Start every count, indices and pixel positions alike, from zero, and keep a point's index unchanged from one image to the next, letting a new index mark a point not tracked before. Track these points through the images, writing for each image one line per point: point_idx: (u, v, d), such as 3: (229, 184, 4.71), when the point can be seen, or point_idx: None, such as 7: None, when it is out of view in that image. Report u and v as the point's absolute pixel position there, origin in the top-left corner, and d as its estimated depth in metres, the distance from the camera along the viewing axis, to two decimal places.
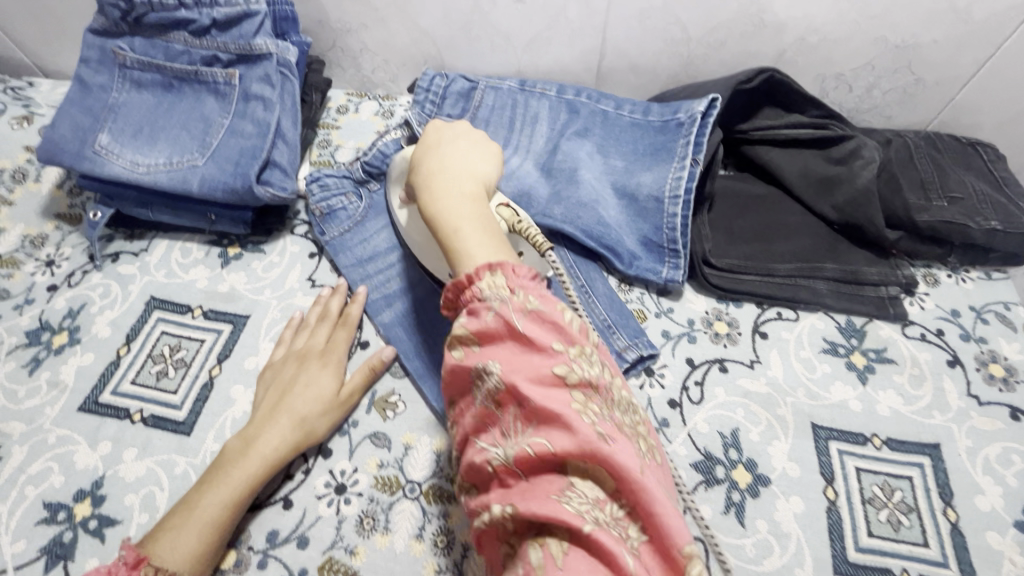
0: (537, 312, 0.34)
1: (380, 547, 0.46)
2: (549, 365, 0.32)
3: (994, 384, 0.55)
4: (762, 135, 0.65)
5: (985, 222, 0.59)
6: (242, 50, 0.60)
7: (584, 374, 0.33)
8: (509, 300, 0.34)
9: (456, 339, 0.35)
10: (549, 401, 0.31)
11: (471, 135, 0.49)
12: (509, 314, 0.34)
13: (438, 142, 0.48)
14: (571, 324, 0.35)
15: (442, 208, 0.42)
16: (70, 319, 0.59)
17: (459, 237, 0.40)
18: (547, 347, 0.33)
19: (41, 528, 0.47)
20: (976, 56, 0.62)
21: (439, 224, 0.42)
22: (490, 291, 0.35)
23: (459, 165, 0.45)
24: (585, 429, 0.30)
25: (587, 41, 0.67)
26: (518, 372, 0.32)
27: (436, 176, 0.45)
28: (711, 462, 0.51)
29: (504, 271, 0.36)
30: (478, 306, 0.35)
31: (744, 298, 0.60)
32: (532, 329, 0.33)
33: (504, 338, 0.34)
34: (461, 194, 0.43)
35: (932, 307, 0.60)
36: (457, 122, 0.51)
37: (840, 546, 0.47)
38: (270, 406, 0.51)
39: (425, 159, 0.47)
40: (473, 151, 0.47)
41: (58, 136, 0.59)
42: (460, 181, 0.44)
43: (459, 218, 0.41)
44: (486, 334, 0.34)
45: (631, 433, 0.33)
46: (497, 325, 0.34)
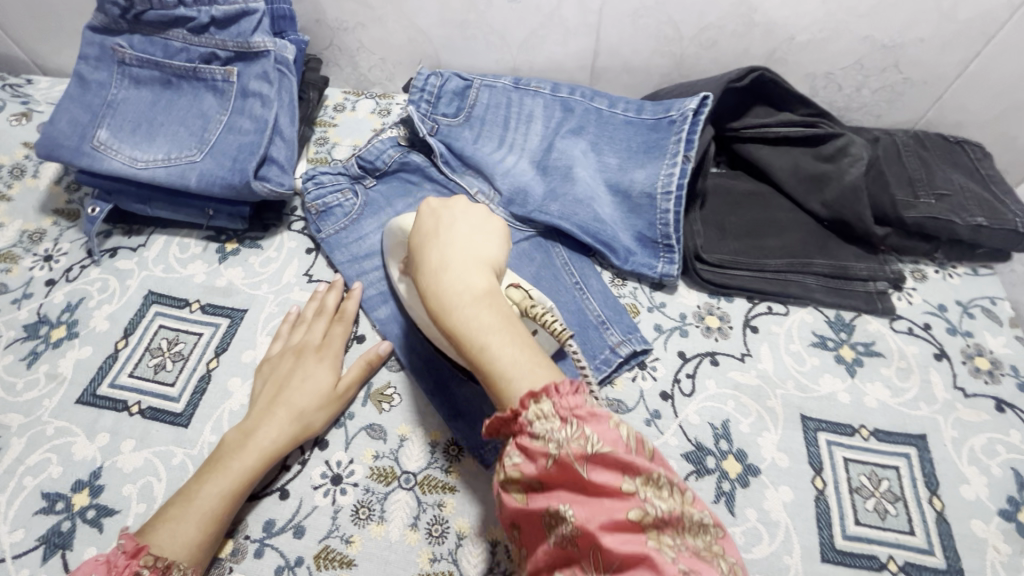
0: (598, 449, 0.32)
1: (376, 536, 0.47)
2: (621, 507, 0.32)
3: (980, 377, 0.56)
4: (752, 134, 0.66)
5: (971, 217, 0.60)
6: (240, 47, 0.60)
7: (658, 508, 0.32)
8: (566, 439, 0.33)
9: (516, 481, 0.35)
10: (628, 546, 0.31)
11: (471, 216, 0.45)
12: (570, 460, 0.33)
13: (436, 230, 0.44)
14: (633, 449, 0.33)
15: (463, 319, 0.38)
16: (68, 313, 0.59)
17: (493, 355, 0.37)
18: (615, 487, 0.32)
19: (39, 518, 0.47)
20: (962, 56, 0.63)
21: (462, 337, 0.38)
22: (541, 427, 0.34)
23: (467, 257, 0.42)
24: (670, 571, 0.30)
25: (580, 40, 0.68)
26: (590, 518, 0.32)
27: (444, 274, 0.41)
28: (702, 453, 0.51)
29: (552, 398, 0.34)
30: (533, 449, 0.34)
31: (735, 293, 0.61)
32: (596, 467, 0.32)
33: (568, 480, 0.33)
34: (480, 297, 0.39)
35: (919, 301, 0.61)
36: (452, 199, 0.47)
37: (828, 534, 0.47)
38: (268, 399, 0.51)
39: (423, 253, 0.43)
40: (476, 237, 0.44)
41: (57, 131, 0.60)
42: (474, 279, 0.40)
43: (484, 330, 0.37)
44: (548, 479, 0.34)
45: (713, 559, 0.32)
46: (557, 467, 0.33)
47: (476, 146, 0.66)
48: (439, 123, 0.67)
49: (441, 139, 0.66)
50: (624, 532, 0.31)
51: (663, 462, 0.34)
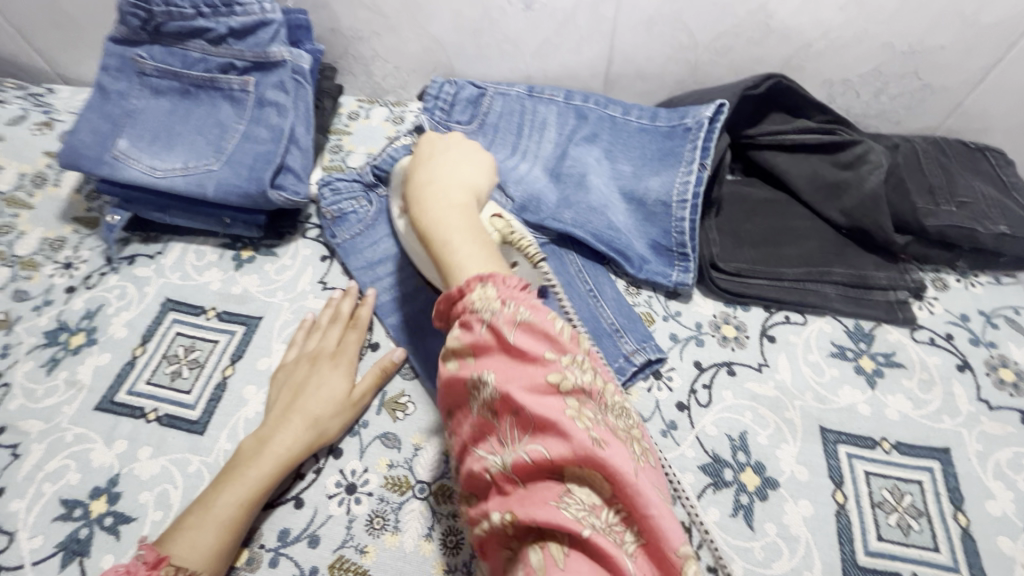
0: (529, 323, 0.35)
1: (390, 546, 0.47)
2: (542, 374, 0.34)
3: (1004, 389, 0.54)
4: (768, 141, 0.65)
5: (993, 226, 0.59)
6: (257, 57, 0.61)
7: (577, 382, 0.34)
8: (501, 312, 0.35)
9: (452, 351, 0.37)
10: (543, 409, 0.33)
11: (463, 147, 0.50)
12: (501, 328, 0.35)
13: (431, 152, 0.49)
14: (564, 333, 0.36)
15: (433, 220, 0.43)
16: (87, 320, 0.60)
17: (451, 250, 0.41)
18: (540, 356, 0.34)
19: (58, 524, 0.48)
20: (984, 61, 0.62)
21: (431, 237, 0.43)
22: (481, 304, 0.36)
23: (452, 177, 0.46)
24: (579, 436, 0.32)
25: (594, 47, 0.68)
26: (512, 382, 0.34)
27: (428, 187, 0.46)
28: (720, 465, 0.51)
29: (495, 282, 0.37)
30: (472, 320, 0.36)
31: (752, 302, 0.60)
32: (524, 338, 0.35)
33: (497, 348, 0.35)
34: (453, 207, 0.44)
35: (941, 311, 0.60)
36: (451, 134, 0.52)
37: (850, 550, 0.47)
38: (284, 406, 0.51)
39: (417, 169, 0.49)
40: (464, 162, 0.49)
41: (79, 141, 0.60)
42: (453, 193, 0.45)
43: (451, 231, 0.42)
44: (480, 348, 0.36)
45: (624, 436, 0.34)
46: (489, 338, 0.35)
47: (490, 153, 0.66)
48: (453, 131, 0.67)
49: None
50: (542, 398, 0.33)
51: (592, 353, 0.37)
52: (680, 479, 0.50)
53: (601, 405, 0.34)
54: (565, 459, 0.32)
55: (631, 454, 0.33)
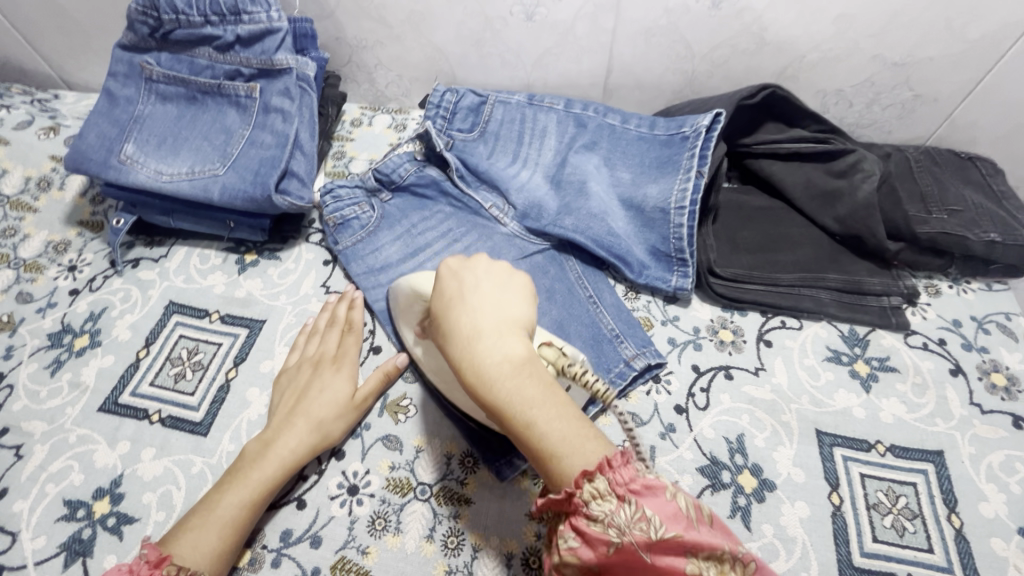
0: (658, 530, 0.29)
1: (392, 547, 0.47)
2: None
3: (996, 393, 0.55)
4: (764, 149, 0.67)
5: (984, 233, 0.60)
6: (263, 64, 0.62)
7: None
8: (622, 520, 0.30)
9: (571, 560, 0.33)
10: None
11: (493, 274, 0.41)
12: (629, 542, 0.30)
13: (457, 293, 0.40)
14: (693, 519, 0.30)
15: (503, 390, 0.34)
16: (91, 322, 0.60)
17: (541, 432, 0.33)
18: (679, 567, 0.29)
19: (61, 525, 0.48)
20: (972, 73, 0.64)
21: (509, 415, 0.34)
22: (596, 511, 0.31)
23: (502, 321, 0.37)
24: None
25: (594, 58, 0.69)
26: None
27: (477, 343, 0.36)
28: (718, 467, 0.51)
29: (605, 474, 0.31)
30: (589, 532, 0.31)
31: (748, 307, 0.61)
32: (657, 549, 0.29)
33: (631, 564, 0.30)
34: (522, 366, 0.35)
35: (934, 317, 0.61)
36: (472, 258, 0.42)
37: (846, 551, 0.47)
38: (287, 410, 0.52)
39: (446, 317, 0.39)
40: (504, 296, 0.39)
41: (86, 145, 0.61)
42: (512, 344, 0.36)
43: (530, 401, 0.34)
44: (608, 563, 0.31)
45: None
46: (617, 552, 0.30)
47: (491, 160, 0.67)
48: (455, 138, 0.68)
49: (456, 154, 0.67)
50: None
51: (725, 529, 0.31)
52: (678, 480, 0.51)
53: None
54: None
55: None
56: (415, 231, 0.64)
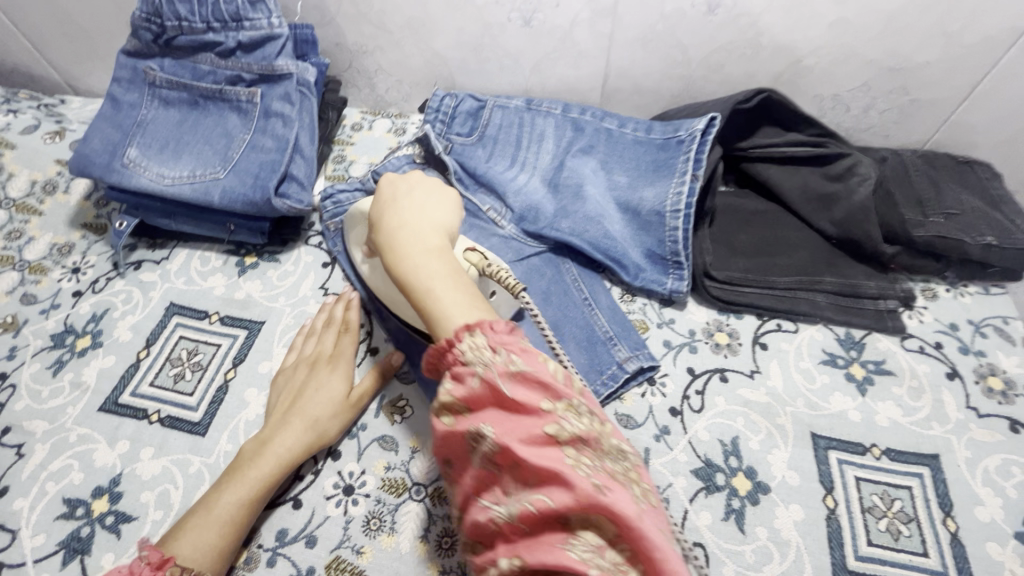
0: (522, 372, 0.34)
1: (386, 547, 0.47)
2: (538, 424, 0.33)
3: (993, 397, 0.55)
4: (760, 154, 0.67)
5: (981, 237, 0.60)
6: (264, 69, 0.63)
7: (573, 426, 0.33)
8: (491, 362, 0.35)
9: (447, 406, 0.37)
10: (542, 459, 0.32)
11: (424, 184, 0.49)
12: (493, 378, 0.34)
13: (391, 197, 0.48)
14: (559, 376, 0.35)
15: (412, 268, 0.42)
16: (93, 323, 0.61)
17: (436, 300, 0.40)
18: (535, 405, 0.34)
19: (60, 523, 0.49)
20: (969, 78, 0.64)
21: (413, 287, 0.41)
22: (472, 354, 0.36)
23: (424, 218, 0.45)
24: (582, 485, 0.31)
25: (591, 63, 0.70)
26: (508, 434, 0.34)
27: (399, 233, 0.44)
28: (712, 470, 0.51)
29: (486, 331, 0.36)
30: (463, 372, 0.36)
31: (744, 310, 0.61)
32: (518, 389, 0.34)
33: (494, 400, 0.35)
34: (431, 251, 0.43)
35: (930, 320, 0.61)
36: (411, 172, 0.51)
37: (840, 554, 0.47)
38: (284, 409, 0.52)
39: (379, 215, 0.47)
40: (431, 201, 0.47)
41: (90, 149, 0.62)
42: (427, 236, 0.44)
43: (431, 278, 0.41)
44: (475, 400, 0.36)
45: (627, 481, 0.33)
46: (483, 388, 0.35)
47: (489, 164, 0.68)
48: (454, 142, 0.69)
49: (455, 158, 0.68)
50: (542, 449, 0.33)
51: (589, 395, 0.36)
52: (673, 482, 0.51)
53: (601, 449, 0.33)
54: (568, 510, 0.31)
55: (637, 500, 0.32)
56: None
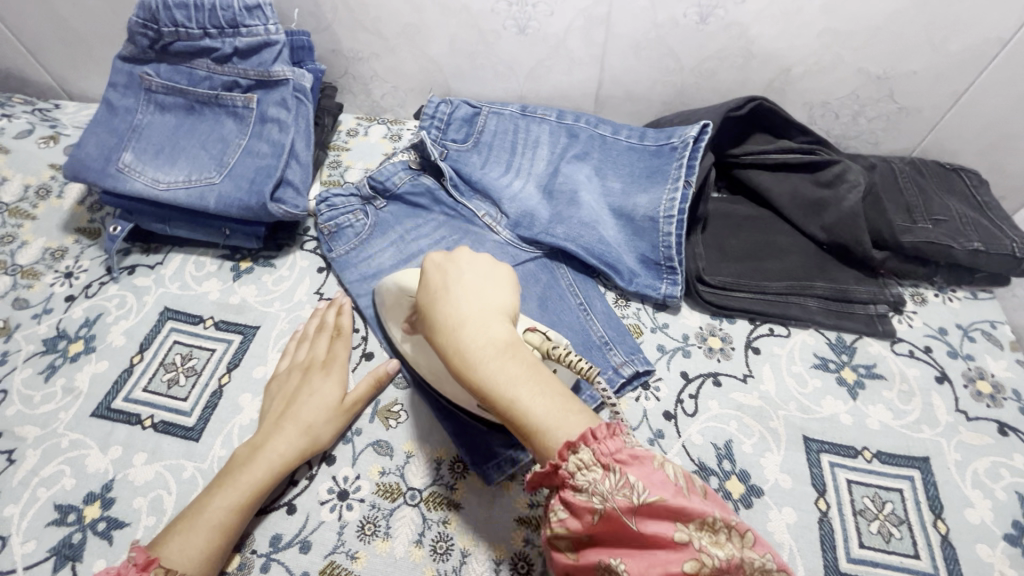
0: (644, 498, 0.31)
1: (381, 552, 0.47)
2: (675, 557, 0.30)
3: (982, 401, 0.56)
4: (751, 160, 0.68)
5: (967, 243, 0.61)
6: (260, 75, 0.63)
7: (713, 554, 0.29)
8: (609, 489, 0.31)
9: (563, 537, 0.34)
10: None
11: (476, 266, 0.43)
12: (615, 509, 0.31)
13: (442, 289, 0.41)
14: (682, 488, 0.31)
15: (491, 374, 0.36)
16: (86, 328, 0.61)
17: (525, 411, 0.35)
18: (666, 535, 0.30)
19: (51, 529, 0.48)
20: (954, 86, 0.65)
21: (495, 395, 0.36)
22: (584, 480, 0.32)
23: (486, 310, 0.39)
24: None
25: (584, 70, 0.70)
26: (643, 572, 0.30)
27: (464, 330, 0.38)
28: (706, 473, 0.52)
29: (592, 446, 0.33)
30: (578, 504, 0.33)
31: (736, 315, 0.62)
32: (644, 518, 0.31)
33: (619, 533, 0.31)
34: (506, 348, 0.37)
35: (920, 325, 0.62)
36: (457, 253, 0.44)
37: (833, 556, 0.47)
38: (277, 414, 0.52)
39: (432, 309, 0.41)
40: (488, 287, 0.41)
41: (85, 154, 0.62)
42: (497, 330, 0.38)
43: (518, 385, 0.36)
44: (596, 533, 0.32)
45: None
46: (604, 519, 0.32)
47: (484, 170, 0.68)
48: (449, 148, 0.69)
49: (450, 164, 0.68)
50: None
51: (714, 500, 0.33)
52: None
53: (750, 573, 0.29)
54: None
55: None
56: (408, 238, 0.65)
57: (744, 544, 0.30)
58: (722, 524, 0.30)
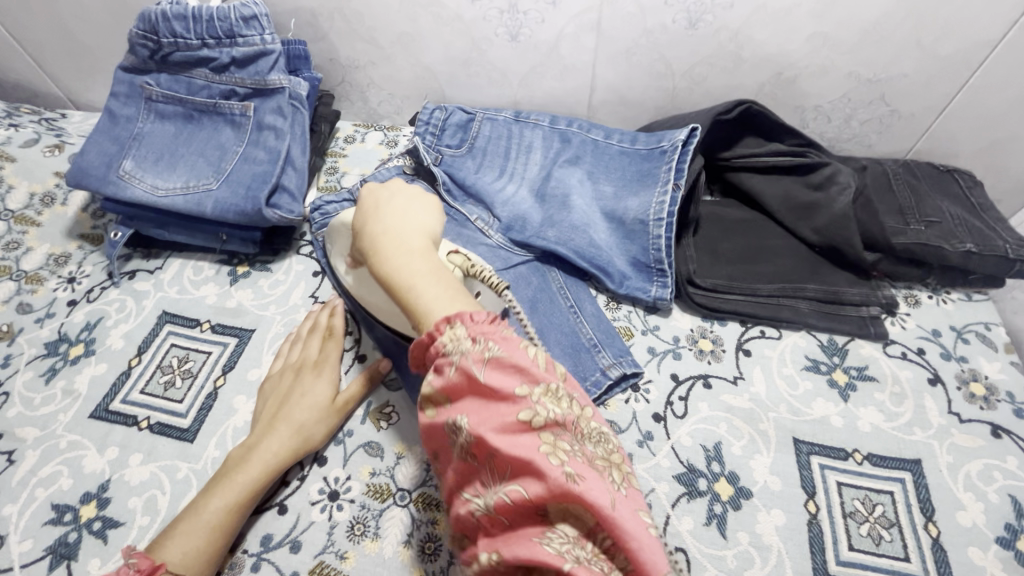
0: (500, 362, 0.34)
1: (370, 552, 0.48)
2: (513, 411, 0.33)
3: (975, 402, 0.56)
4: (742, 163, 0.68)
5: (960, 244, 0.61)
6: (257, 84, 0.65)
7: (547, 411, 0.33)
8: (469, 351, 0.34)
9: (428, 397, 0.37)
10: (515, 445, 0.32)
11: (408, 192, 0.48)
12: (468, 366, 0.34)
13: (372, 206, 0.46)
14: (539, 364, 0.34)
15: (395, 269, 0.41)
16: (86, 332, 0.62)
17: (416, 294, 0.39)
18: (511, 391, 0.33)
19: (48, 528, 0.49)
20: (946, 88, 0.65)
21: (395, 285, 0.40)
22: (450, 344, 0.35)
23: (406, 223, 0.44)
24: (555, 471, 0.31)
25: (576, 76, 0.71)
26: (484, 423, 0.33)
27: (384, 237, 0.43)
28: (694, 475, 0.52)
29: (464, 321, 0.36)
30: (441, 363, 0.35)
31: (727, 317, 0.62)
32: (496, 378, 0.33)
33: (471, 388, 0.34)
34: (415, 251, 0.42)
35: (913, 327, 0.62)
36: (393, 181, 0.49)
37: (822, 559, 0.47)
38: (270, 415, 0.53)
39: (362, 223, 0.46)
40: (414, 207, 0.46)
41: (86, 162, 0.64)
42: (412, 238, 0.43)
43: (416, 277, 0.40)
44: (453, 390, 0.35)
45: (605, 468, 0.33)
46: (460, 377, 0.34)
47: (478, 175, 0.69)
48: (443, 154, 0.70)
49: (444, 169, 0.69)
50: (518, 436, 0.32)
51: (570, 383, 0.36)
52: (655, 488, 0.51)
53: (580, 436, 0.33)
54: (543, 498, 0.31)
55: (614, 487, 0.32)
56: None
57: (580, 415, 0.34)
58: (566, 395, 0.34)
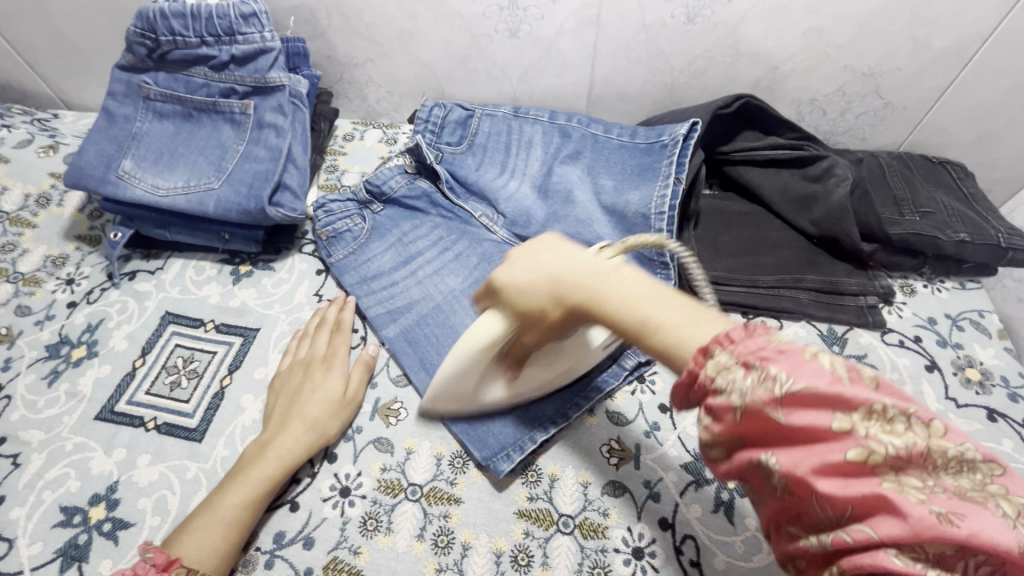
0: (792, 389, 0.26)
1: (383, 547, 0.48)
2: (833, 448, 0.25)
3: (971, 387, 0.57)
4: (741, 157, 0.69)
5: (955, 234, 0.62)
6: (257, 82, 0.64)
7: (885, 441, 0.24)
8: (750, 386, 0.27)
9: (709, 442, 0.30)
10: (855, 489, 0.25)
11: (550, 245, 0.41)
12: (757, 404, 0.27)
13: (525, 274, 0.40)
14: (841, 376, 0.26)
15: (617, 304, 0.35)
16: (88, 334, 0.62)
17: (659, 326, 0.33)
18: (822, 426, 0.25)
19: (57, 531, 0.49)
20: (937, 82, 0.67)
21: (630, 325, 0.34)
22: (722, 380, 0.28)
23: (579, 266, 0.38)
24: (917, 511, 0.23)
25: (576, 72, 0.72)
26: (797, 465, 0.26)
27: (571, 287, 0.38)
28: (701, 463, 0.52)
29: (727, 347, 0.29)
30: (717, 403, 0.29)
31: (729, 308, 0.63)
32: (796, 413, 0.26)
33: (764, 427, 0.27)
34: (618, 279, 0.36)
35: (910, 315, 0.63)
36: (517, 249, 0.42)
37: None
38: (282, 411, 0.53)
39: (527, 293, 0.39)
40: (571, 251, 0.40)
41: (85, 162, 0.63)
42: (604, 269, 0.37)
43: (648, 306, 0.34)
44: (741, 432, 0.28)
45: (986, 498, 0.24)
46: (744, 417, 0.28)
47: (480, 172, 0.70)
48: (443, 151, 0.70)
49: (446, 166, 0.69)
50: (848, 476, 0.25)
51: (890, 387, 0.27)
52: (663, 477, 0.51)
53: (935, 462, 0.24)
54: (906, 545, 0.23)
55: (1009, 522, 0.23)
56: (406, 240, 0.66)
57: (931, 434, 0.24)
58: (899, 412, 0.25)
